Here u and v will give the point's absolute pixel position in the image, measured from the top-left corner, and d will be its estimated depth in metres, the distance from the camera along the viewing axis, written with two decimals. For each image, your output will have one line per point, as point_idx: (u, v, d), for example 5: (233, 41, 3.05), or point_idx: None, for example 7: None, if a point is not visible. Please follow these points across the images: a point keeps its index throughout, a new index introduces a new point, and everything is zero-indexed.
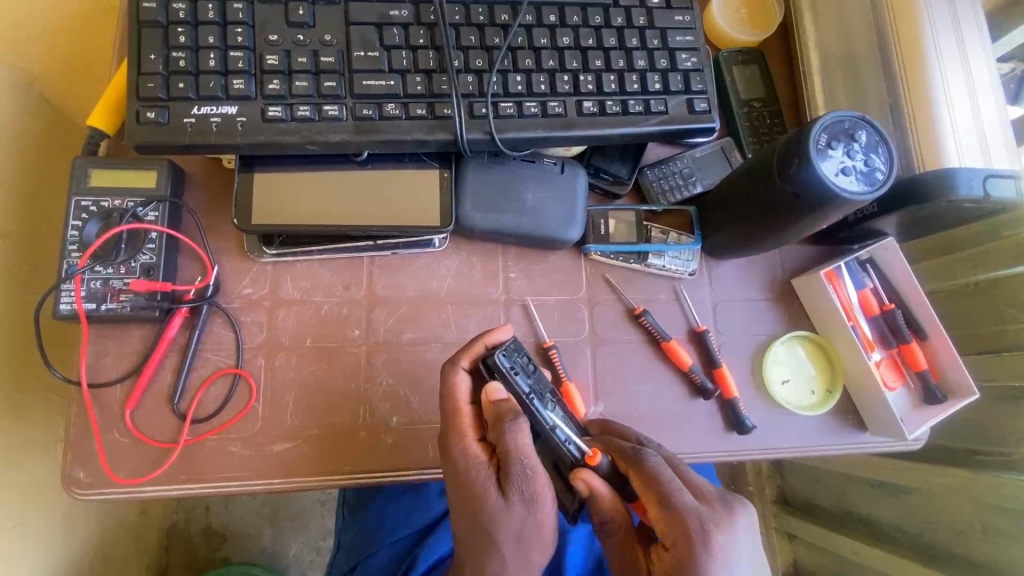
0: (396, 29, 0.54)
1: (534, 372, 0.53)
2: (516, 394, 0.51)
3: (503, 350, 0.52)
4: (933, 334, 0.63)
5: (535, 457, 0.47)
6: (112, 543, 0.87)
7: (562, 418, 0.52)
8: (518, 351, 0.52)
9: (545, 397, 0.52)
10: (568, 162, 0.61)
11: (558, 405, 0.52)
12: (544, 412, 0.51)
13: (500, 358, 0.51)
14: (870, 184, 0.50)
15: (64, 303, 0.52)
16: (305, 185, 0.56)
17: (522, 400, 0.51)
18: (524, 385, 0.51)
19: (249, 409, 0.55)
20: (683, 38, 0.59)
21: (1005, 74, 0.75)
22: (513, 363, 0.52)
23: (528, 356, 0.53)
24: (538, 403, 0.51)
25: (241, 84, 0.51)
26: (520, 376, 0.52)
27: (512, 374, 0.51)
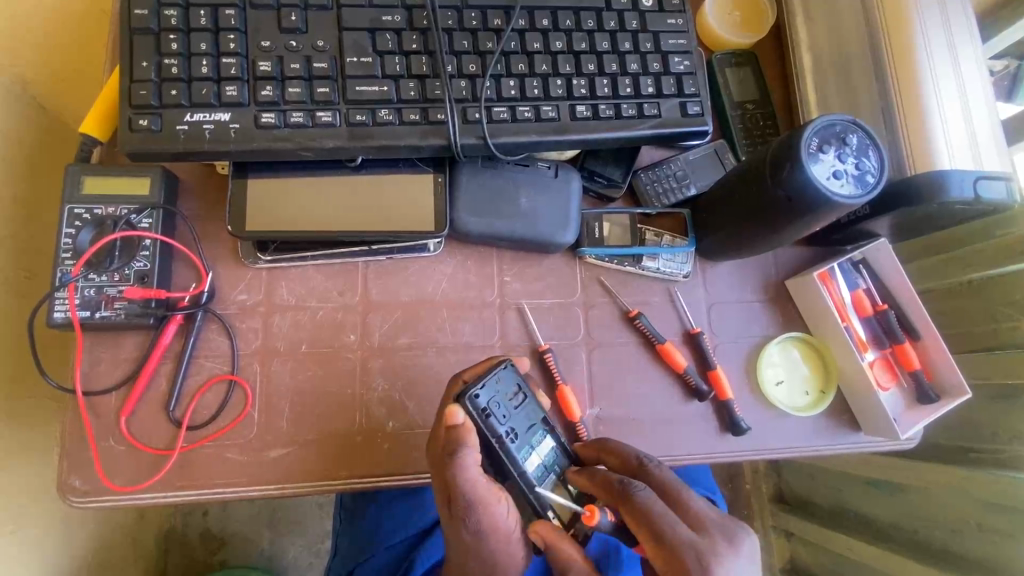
0: (390, 34, 0.54)
1: (511, 409, 0.52)
2: (491, 439, 0.51)
3: (475, 386, 0.51)
4: (926, 334, 0.64)
5: (483, 486, 0.46)
6: (111, 548, 0.87)
7: (541, 455, 0.53)
8: (496, 387, 0.52)
9: (519, 438, 0.52)
10: (561, 166, 0.61)
11: (533, 445, 0.53)
12: (515, 454, 0.51)
13: (472, 395, 0.51)
14: (862, 187, 0.50)
15: (59, 311, 0.52)
16: (298, 190, 0.56)
17: (497, 442, 0.51)
18: (498, 426, 0.51)
19: (245, 415, 0.55)
20: (675, 42, 0.59)
21: (998, 72, 0.75)
22: (489, 402, 0.51)
23: (506, 392, 0.52)
24: (512, 445, 0.51)
25: (234, 90, 0.51)
26: (495, 416, 0.51)
27: (485, 416, 0.51)
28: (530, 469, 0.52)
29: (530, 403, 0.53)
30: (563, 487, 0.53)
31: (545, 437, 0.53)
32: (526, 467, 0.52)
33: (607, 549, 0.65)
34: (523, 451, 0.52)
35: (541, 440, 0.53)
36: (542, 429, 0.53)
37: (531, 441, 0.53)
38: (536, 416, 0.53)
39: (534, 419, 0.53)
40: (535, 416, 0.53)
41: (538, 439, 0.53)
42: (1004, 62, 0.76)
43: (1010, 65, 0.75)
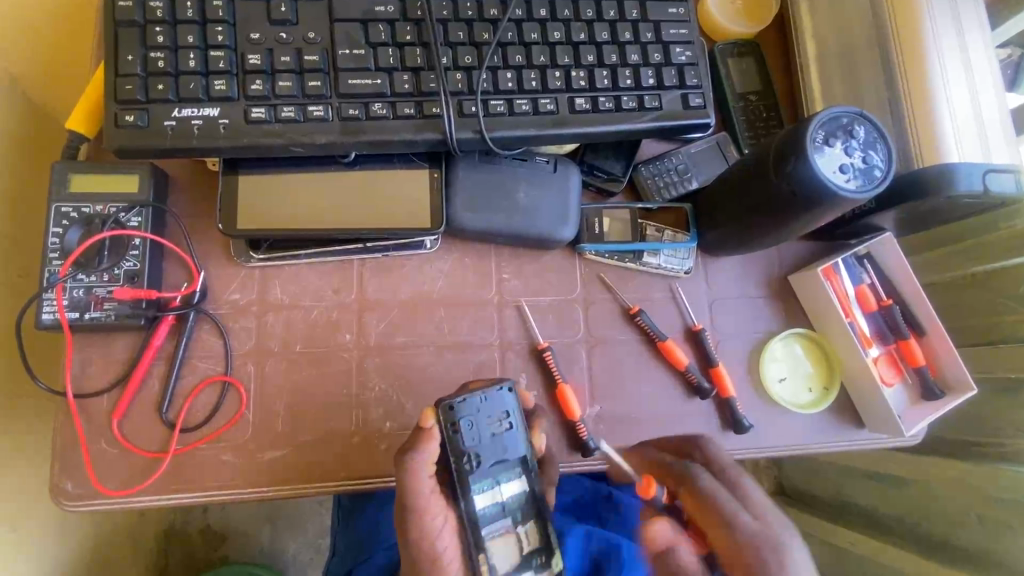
0: (382, 25, 0.52)
1: (488, 436, 0.49)
2: (455, 458, 0.49)
3: (457, 400, 0.49)
4: (931, 330, 0.63)
5: (427, 501, 0.47)
6: (110, 548, 0.87)
7: (502, 494, 0.49)
8: (479, 408, 0.49)
9: (484, 467, 0.49)
10: (560, 160, 0.59)
11: (497, 480, 0.49)
12: (470, 484, 0.48)
13: (451, 407, 0.48)
14: (869, 181, 0.49)
15: (47, 312, 0.51)
16: (291, 187, 0.55)
17: (461, 464, 0.48)
18: (466, 448, 0.48)
19: (239, 417, 0.54)
20: (677, 31, 0.57)
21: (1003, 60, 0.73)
22: (470, 421, 0.49)
23: (490, 417, 0.49)
24: (471, 472, 0.48)
25: (222, 85, 0.50)
26: (465, 437, 0.49)
27: (456, 436, 0.48)
28: (480, 504, 0.48)
29: (511, 434, 0.50)
30: (510, 537, 0.49)
31: (512, 475, 0.50)
32: (478, 501, 0.48)
33: (607, 549, 0.62)
34: (480, 482, 0.49)
35: (509, 479, 0.50)
36: (515, 466, 0.50)
37: (496, 474, 0.49)
38: (511, 452, 0.50)
39: (507, 452, 0.50)
40: (508, 451, 0.50)
41: (504, 474, 0.50)
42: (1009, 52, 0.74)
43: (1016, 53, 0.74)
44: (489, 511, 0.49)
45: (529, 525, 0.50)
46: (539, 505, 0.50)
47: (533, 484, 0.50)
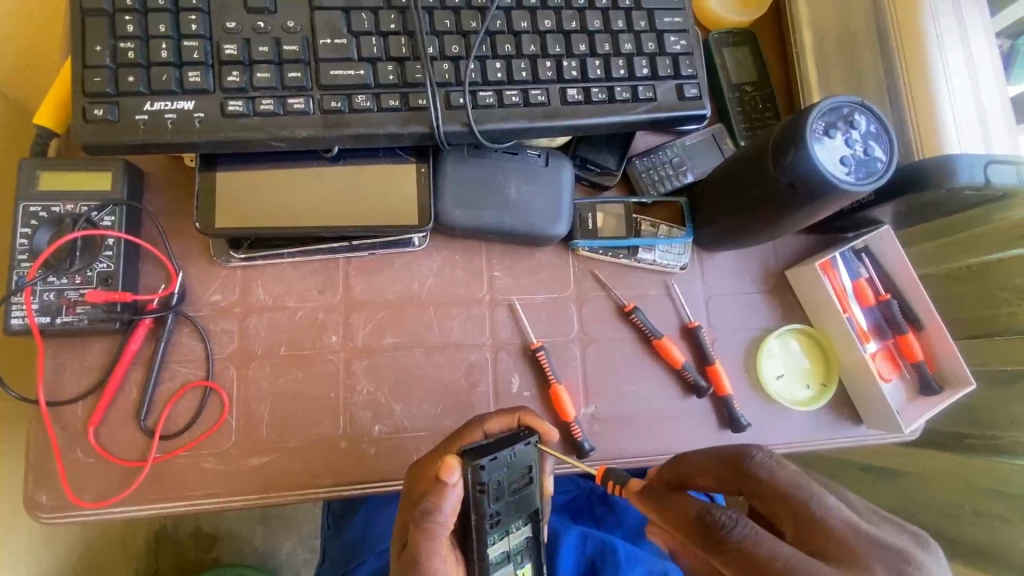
0: (365, 13, 0.50)
1: (509, 493, 0.47)
2: (474, 513, 0.46)
3: (485, 459, 0.45)
4: (930, 325, 0.62)
5: (441, 550, 0.45)
6: (95, 551, 0.85)
7: (509, 542, 0.49)
8: (505, 465, 0.46)
9: (500, 523, 0.47)
10: (552, 154, 0.57)
11: (508, 530, 0.48)
12: (486, 537, 0.47)
13: (477, 467, 0.45)
14: (870, 173, 0.47)
15: (16, 317, 0.48)
16: (272, 183, 0.53)
17: (479, 518, 0.46)
18: (489, 507, 0.46)
19: (221, 423, 0.52)
20: (671, 20, 0.56)
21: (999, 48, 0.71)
22: (493, 478, 0.46)
23: (513, 475, 0.47)
24: (488, 525, 0.47)
25: (197, 76, 0.47)
26: (488, 497, 0.46)
27: (480, 492, 0.46)
28: (491, 554, 0.47)
29: (530, 492, 0.48)
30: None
31: (522, 525, 0.49)
32: (489, 551, 0.47)
33: (603, 550, 0.61)
34: (493, 534, 0.47)
35: (518, 527, 0.49)
36: (526, 519, 0.49)
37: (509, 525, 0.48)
38: (527, 508, 0.48)
39: (523, 507, 0.48)
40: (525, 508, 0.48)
41: (515, 526, 0.48)
42: None
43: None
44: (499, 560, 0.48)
45: (528, 567, 0.50)
46: (539, 549, 0.50)
47: (536, 532, 0.50)
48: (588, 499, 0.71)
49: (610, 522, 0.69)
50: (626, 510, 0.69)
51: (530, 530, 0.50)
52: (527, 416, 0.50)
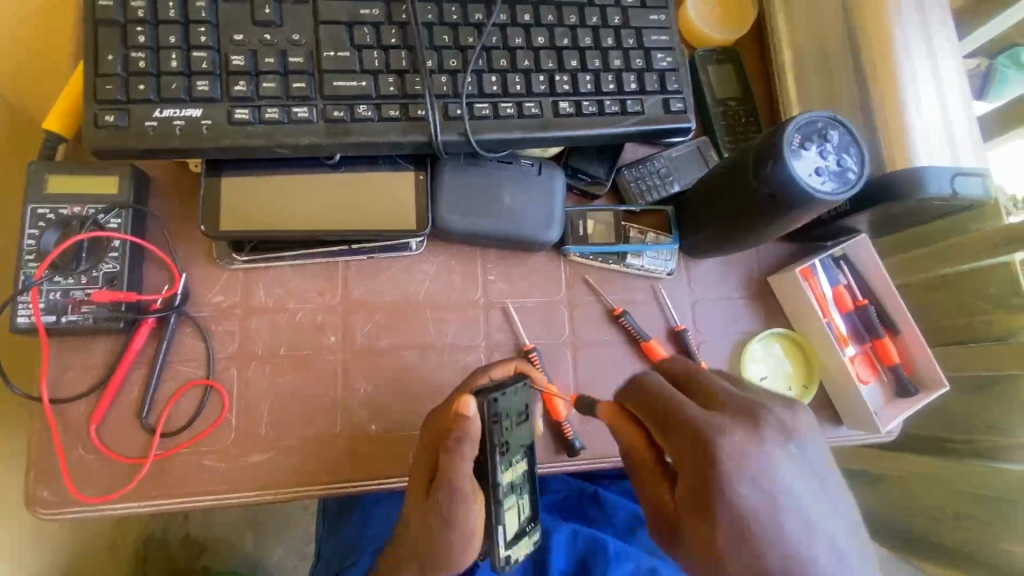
0: (368, 28, 0.53)
1: (516, 426, 0.49)
2: (489, 444, 0.47)
3: (496, 392, 0.48)
4: (905, 329, 0.65)
5: (468, 482, 0.46)
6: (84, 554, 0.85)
7: (513, 474, 0.49)
8: (511, 398, 0.49)
9: (507, 452, 0.48)
10: (545, 164, 0.60)
11: (512, 461, 0.49)
12: (497, 467, 0.48)
13: (491, 400, 0.47)
14: (843, 184, 0.50)
15: (22, 316, 0.50)
16: (274, 188, 0.54)
17: (493, 448, 0.48)
18: (501, 437, 0.48)
19: (221, 421, 0.53)
20: (658, 38, 0.59)
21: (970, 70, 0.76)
22: (502, 409, 0.48)
23: (516, 408, 0.49)
24: (501, 456, 0.48)
25: (205, 85, 0.49)
26: (500, 427, 0.48)
27: (492, 422, 0.47)
28: (500, 484, 0.48)
29: (528, 424, 0.50)
30: (516, 511, 0.50)
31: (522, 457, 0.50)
32: (499, 480, 0.48)
33: (593, 546, 0.63)
34: (504, 466, 0.48)
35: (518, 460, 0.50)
36: (525, 451, 0.50)
37: (513, 459, 0.49)
38: (526, 439, 0.50)
39: (524, 439, 0.50)
40: (524, 439, 0.50)
41: (517, 458, 0.50)
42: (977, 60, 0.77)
43: (981, 64, 0.77)
44: (508, 491, 0.49)
45: (527, 497, 0.51)
46: (535, 479, 0.52)
47: (531, 461, 0.51)
48: (578, 499, 0.72)
49: (601, 520, 0.71)
50: (615, 508, 0.71)
51: (526, 460, 0.51)
52: (522, 364, 0.55)
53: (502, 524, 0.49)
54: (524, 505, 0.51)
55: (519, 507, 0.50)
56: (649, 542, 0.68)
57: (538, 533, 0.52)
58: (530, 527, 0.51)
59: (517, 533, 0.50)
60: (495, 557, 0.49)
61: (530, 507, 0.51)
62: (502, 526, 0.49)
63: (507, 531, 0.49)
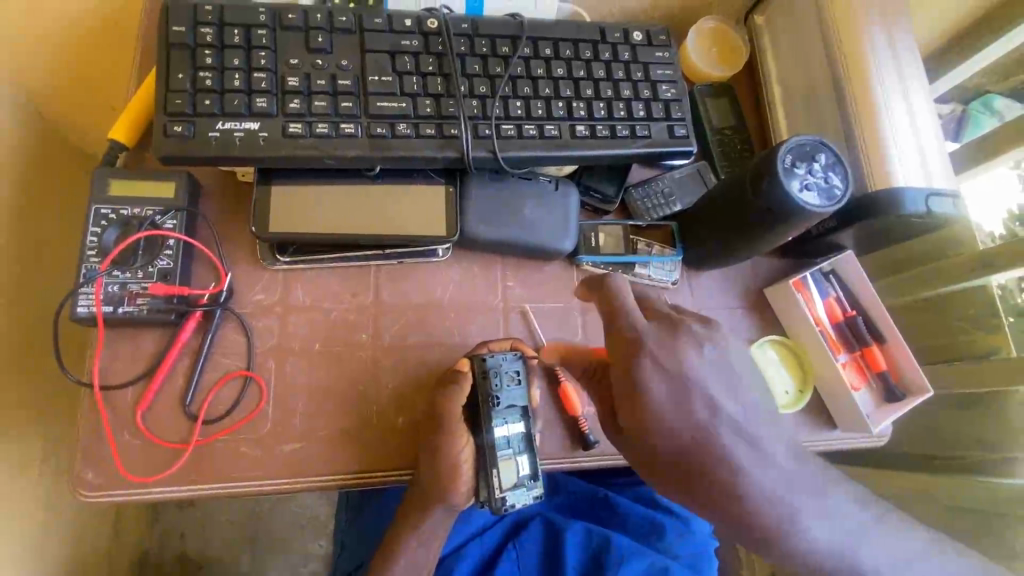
0: (408, 57, 0.59)
1: (509, 386, 0.56)
2: (482, 394, 0.55)
3: (487, 353, 0.56)
4: (891, 339, 0.70)
5: (457, 422, 0.55)
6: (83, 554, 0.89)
7: (509, 430, 0.55)
8: (505, 361, 0.56)
9: (500, 407, 0.55)
10: (561, 181, 0.66)
11: (507, 419, 0.55)
12: (491, 417, 0.55)
13: (482, 358, 0.56)
14: (830, 199, 0.56)
15: (82, 305, 0.54)
16: (316, 196, 0.59)
17: (485, 401, 0.55)
18: (494, 392, 0.55)
19: (259, 410, 0.57)
20: (663, 72, 0.66)
21: (946, 114, 0.87)
22: (497, 369, 0.56)
23: (509, 370, 0.56)
24: (492, 409, 0.55)
25: (264, 102, 0.55)
26: (491, 382, 0.55)
27: (487, 378, 0.55)
28: (495, 435, 0.54)
29: (523, 388, 0.56)
30: (512, 464, 0.55)
31: (520, 419, 0.56)
32: (493, 431, 0.55)
33: (606, 544, 0.66)
34: (496, 419, 0.55)
35: (514, 419, 0.56)
36: (520, 412, 0.56)
37: (508, 415, 0.56)
38: (520, 401, 0.56)
39: (517, 400, 0.56)
40: (518, 401, 0.56)
41: (513, 416, 0.56)
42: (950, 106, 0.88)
43: (955, 109, 0.88)
44: (503, 443, 0.55)
45: (525, 457, 0.55)
46: (534, 445, 0.56)
47: (531, 428, 0.57)
48: (590, 501, 0.77)
49: (615, 523, 0.74)
50: (628, 513, 0.74)
51: (526, 425, 0.56)
52: (519, 342, 0.62)
53: (497, 470, 0.54)
54: (522, 462, 0.55)
55: (516, 461, 0.55)
56: (661, 544, 0.71)
57: (536, 491, 0.55)
58: (528, 484, 0.55)
59: (514, 484, 0.54)
60: (491, 501, 0.54)
61: (528, 466, 0.55)
62: (497, 471, 0.54)
63: (502, 478, 0.54)
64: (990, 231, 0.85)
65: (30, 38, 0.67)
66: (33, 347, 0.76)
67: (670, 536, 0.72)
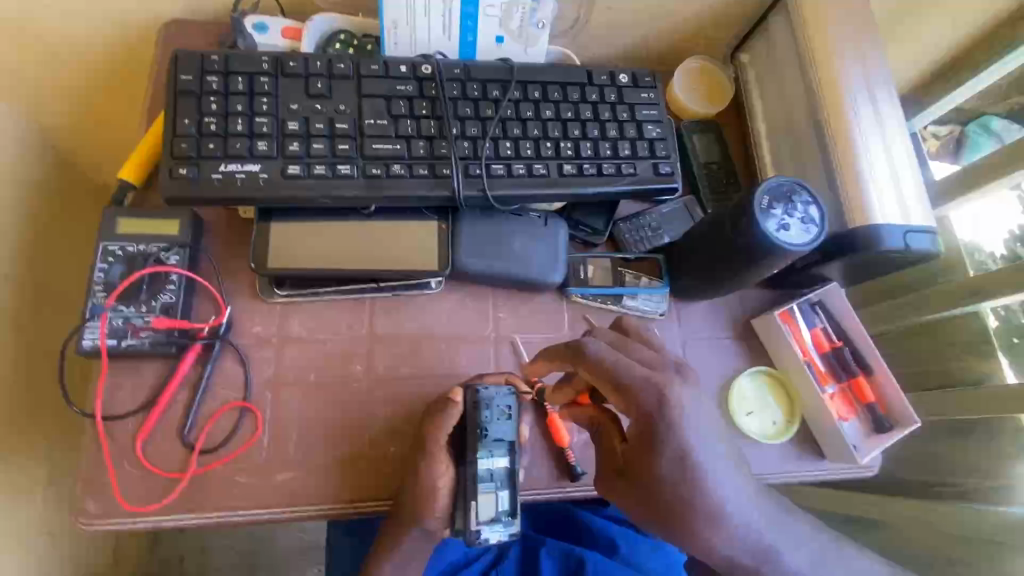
0: (403, 101, 0.62)
1: (499, 420, 0.55)
2: (473, 425, 0.55)
3: (482, 384, 0.56)
4: (878, 370, 0.71)
5: (441, 446, 0.56)
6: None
7: (493, 464, 0.55)
8: (498, 394, 0.55)
9: (488, 441, 0.55)
10: (551, 216, 0.68)
11: (492, 453, 0.55)
12: (478, 449, 0.55)
13: (476, 389, 0.56)
14: (808, 239, 0.58)
15: (88, 339, 0.56)
16: (313, 231, 0.62)
17: (473, 433, 0.55)
18: (483, 423, 0.55)
19: (254, 440, 0.58)
20: (649, 112, 0.68)
21: (945, 136, 0.93)
22: (491, 402, 0.55)
23: (502, 404, 0.55)
24: (480, 441, 0.55)
25: (265, 145, 0.58)
26: (481, 415, 0.55)
27: (480, 410, 0.55)
28: (479, 467, 0.55)
29: (511, 423, 0.56)
30: (491, 498, 0.55)
31: (505, 453, 0.56)
32: (478, 464, 0.55)
33: (582, 560, 0.71)
34: (482, 451, 0.55)
35: (500, 454, 0.56)
36: (506, 447, 0.56)
37: (494, 449, 0.56)
38: (509, 436, 0.56)
39: (506, 436, 0.55)
40: (507, 436, 0.56)
41: (498, 450, 0.56)
42: (947, 128, 0.93)
43: (953, 130, 0.93)
44: (484, 476, 0.55)
45: (504, 493, 0.55)
46: (516, 481, 0.56)
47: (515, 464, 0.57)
48: (580, 524, 0.80)
49: (589, 540, 0.78)
50: (600, 530, 0.78)
51: (511, 460, 0.56)
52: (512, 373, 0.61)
53: (475, 502, 0.55)
54: (502, 497, 0.55)
55: (496, 496, 0.55)
56: (632, 558, 0.75)
57: (512, 527, 0.56)
58: (504, 519, 0.55)
59: (491, 518, 0.55)
60: (466, 532, 0.55)
61: (507, 501, 0.56)
62: (476, 504, 0.55)
63: (479, 511, 0.55)
64: (990, 251, 0.88)
65: (48, 82, 0.70)
66: (43, 375, 0.78)
67: (642, 549, 0.76)
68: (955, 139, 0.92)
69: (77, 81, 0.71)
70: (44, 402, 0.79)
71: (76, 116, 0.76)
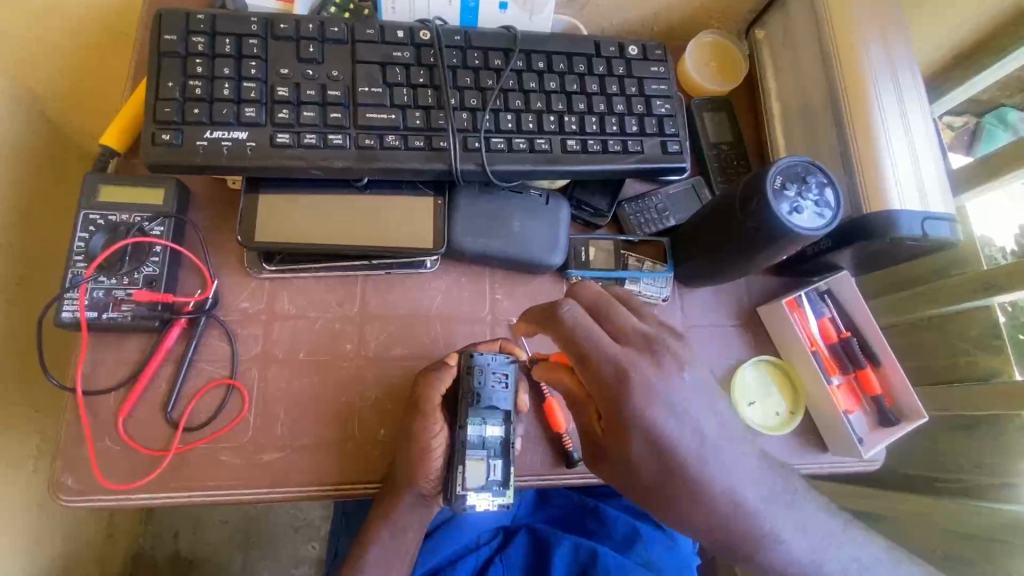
0: (399, 68, 0.59)
1: (493, 386, 0.55)
2: (464, 388, 0.55)
3: (475, 350, 0.56)
4: (886, 361, 0.69)
5: (433, 408, 0.55)
6: (78, 549, 0.90)
7: (484, 431, 0.55)
8: (492, 358, 0.56)
9: (479, 406, 0.55)
10: (552, 195, 0.65)
11: (485, 419, 0.55)
12: (468, 413, 0.55)
13: (470, 354, 0.56)
14: (821, 221, 0.55)
15: (67, 311, 0.54)
16: (303, 205, 0.59)
17: (466, 397, 0.55)
18: (475, 388, 0.55)
19: (241, 418, 0.57)
20: (658, 87, 0.65)
21: (959, 127, 0.89)
22: (486, 366, 0.56)
23: (496, 371, 0.56)
24: (473, 406, 0.55)
25: (253, 112, 0.55)
26: (473, 379, 0.55)
27: (474, 374, 0.55)
28: (470, 432, 0.54)
29: (506, 390, 0.56)
30: (482, 466, 0.54)
31: (498, 420, 0.55)
32: (468, 429, 0.54)
33: (592, 556, 0.68)
34: (473, 416, 0.54)
35: (494, 422, 0.55)
36: (500, 415, 0.56)
37: (487, 416, 0.55)
38: (502, 405, 0.55)
39: (498, 402, 0.55)
40: (500, 403, 0.55)
41: (490, 415, 0.55)
42: (962, 118, 0.88)
43: (969, 121, 0.89)
44: (474, 442, 0.54)
45: (497, 462, 0.54)
46: (509, 447, 0.55)
47: (509, 432, 0.56)
48: (579, 512, 0.80)
49: (601, 533, 0.76)
50: (615, 523, 0.76)
51: (503, 428, 0.56)
52: (508, 342, 0.61)
53: (464, 469, 0.54)
54: (494, 466, 0.54)
55: (487, 464, 0.54)
56: (646, 556, 0.73)
57: (503, 499, 0.54)
58: (495, 489, 0.54)
59: (480, 487, 0.54)
60: (453, 499, 0.54)
61: (499, 471, 0.54)
62: (464, 469, 0.54)
63: (468, 478, 0.53)
64: (1002, 246, 0.84)
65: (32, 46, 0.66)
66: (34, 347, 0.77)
67: (653, 548, 0.73)
68: (969, 131, 0.88)
69: (58, 42, 0.68)
70: (32, 376, 0.77)
71: (67, 77, 0.72)
